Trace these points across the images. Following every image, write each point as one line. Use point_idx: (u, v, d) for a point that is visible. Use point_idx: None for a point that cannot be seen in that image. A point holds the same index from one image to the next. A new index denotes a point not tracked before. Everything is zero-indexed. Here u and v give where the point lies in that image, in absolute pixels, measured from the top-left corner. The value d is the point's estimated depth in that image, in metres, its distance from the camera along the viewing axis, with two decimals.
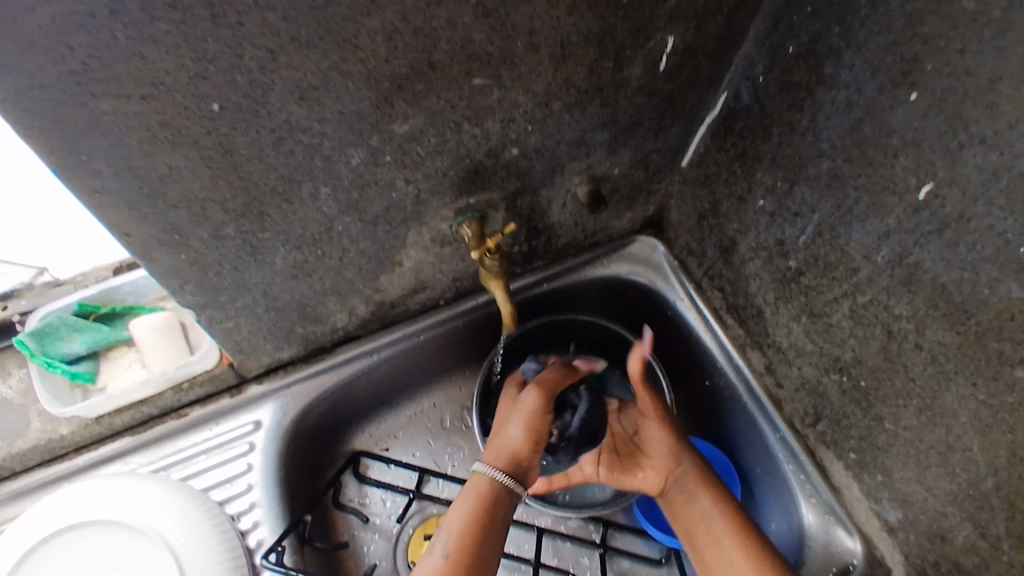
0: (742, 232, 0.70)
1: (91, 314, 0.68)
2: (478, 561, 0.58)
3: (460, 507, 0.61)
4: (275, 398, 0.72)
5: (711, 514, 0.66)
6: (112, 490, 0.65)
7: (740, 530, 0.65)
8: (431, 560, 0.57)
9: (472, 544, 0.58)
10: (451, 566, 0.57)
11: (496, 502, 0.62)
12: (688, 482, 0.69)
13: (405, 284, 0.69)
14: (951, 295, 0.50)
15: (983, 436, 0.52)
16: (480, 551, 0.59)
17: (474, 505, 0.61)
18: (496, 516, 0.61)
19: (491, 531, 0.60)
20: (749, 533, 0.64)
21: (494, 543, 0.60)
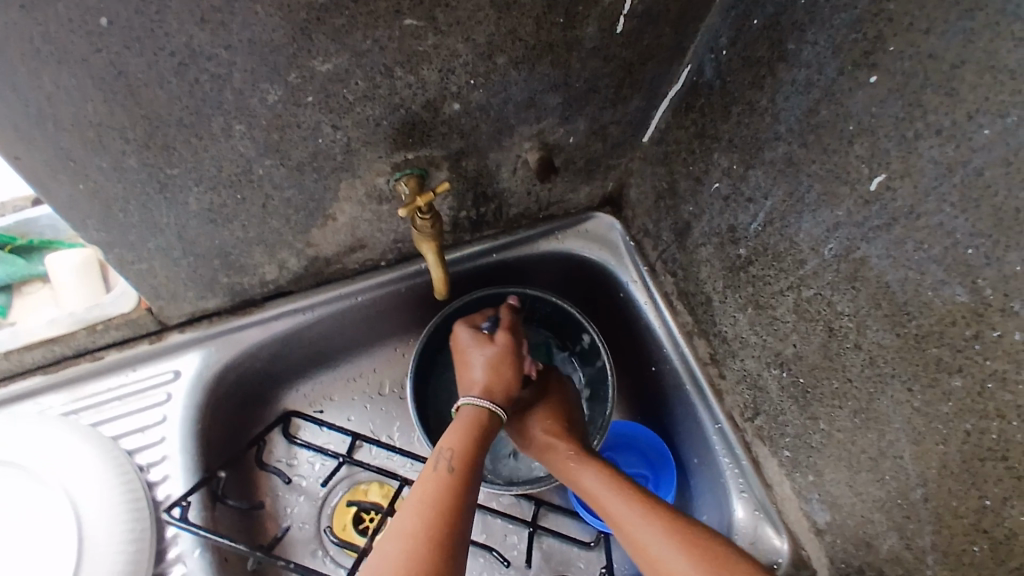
0: (697, 216, 0.66)
1: (6, 246, 0.65)
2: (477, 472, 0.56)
3: (456, 431, 0.60)
4: (199, 348, 0.69)
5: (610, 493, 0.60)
6: (28, 434, 0.61)
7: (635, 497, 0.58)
8: (427, 476, 0.55)
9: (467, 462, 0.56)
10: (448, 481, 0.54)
11: (488, 428, 0.62)
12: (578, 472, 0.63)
13: (340, 241, 0.66)
14: (894, 295, 0.48)
15: (915, 444, 0.50)
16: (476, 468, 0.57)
17: (467, 429, 0.60)
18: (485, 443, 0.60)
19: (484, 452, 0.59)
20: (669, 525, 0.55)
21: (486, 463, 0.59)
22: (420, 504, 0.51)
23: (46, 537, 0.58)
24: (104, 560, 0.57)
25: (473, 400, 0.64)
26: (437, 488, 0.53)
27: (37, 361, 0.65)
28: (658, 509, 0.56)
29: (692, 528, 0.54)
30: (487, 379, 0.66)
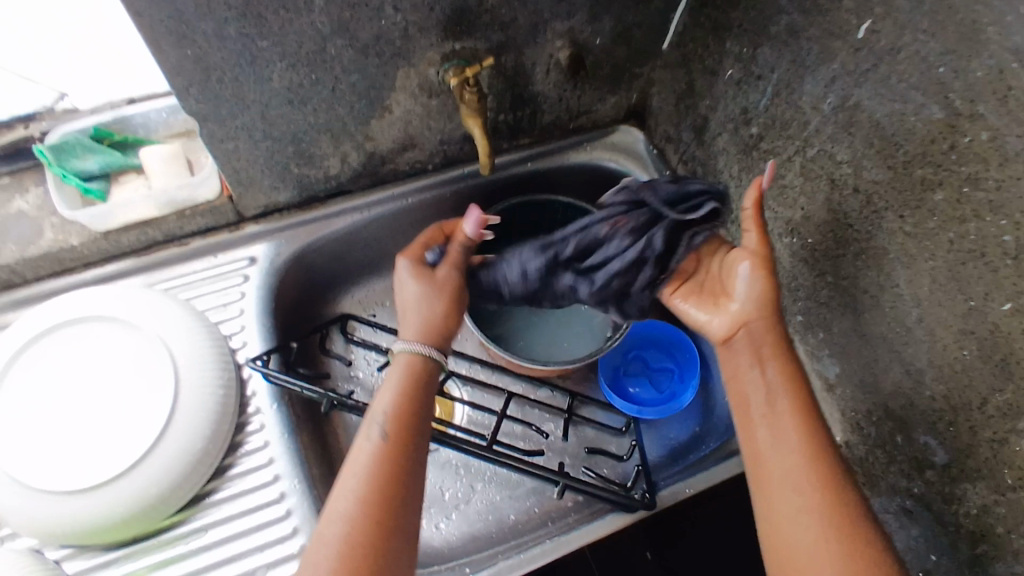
0: (713, 107, 0.74)
1: (105, 140, 0.73)
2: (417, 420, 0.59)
3: (387, 392, 0.60)
4: (269, 239, 0.78)
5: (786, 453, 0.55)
6: (121, 297, 0.69)
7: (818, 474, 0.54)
8: (361, 446, 0.57)
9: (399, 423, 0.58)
10: (382, 447, 0.56)
11: (421, 382, 0.62)
12: (771, 412, 0.57)
13: (395, 136, 0.75)
14: (884, 131, 0.55)
15: (908, 269, 0.57)
16: (411, 424, 0.58)
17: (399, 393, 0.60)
18: (426, 386, 0.62)
19: (417, 414, 0.59)
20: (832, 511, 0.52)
21: (427, 414, 0.60)
22: (348, 491, 0.54)
23: (141, 390, 0.66)
24: (194, 410, 0.65)
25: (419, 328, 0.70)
26: (372, 467, 0.55)
27: (133, 244, 0.74)
28: (830, 501, 0.53)
29: (849, 522, 0.52)
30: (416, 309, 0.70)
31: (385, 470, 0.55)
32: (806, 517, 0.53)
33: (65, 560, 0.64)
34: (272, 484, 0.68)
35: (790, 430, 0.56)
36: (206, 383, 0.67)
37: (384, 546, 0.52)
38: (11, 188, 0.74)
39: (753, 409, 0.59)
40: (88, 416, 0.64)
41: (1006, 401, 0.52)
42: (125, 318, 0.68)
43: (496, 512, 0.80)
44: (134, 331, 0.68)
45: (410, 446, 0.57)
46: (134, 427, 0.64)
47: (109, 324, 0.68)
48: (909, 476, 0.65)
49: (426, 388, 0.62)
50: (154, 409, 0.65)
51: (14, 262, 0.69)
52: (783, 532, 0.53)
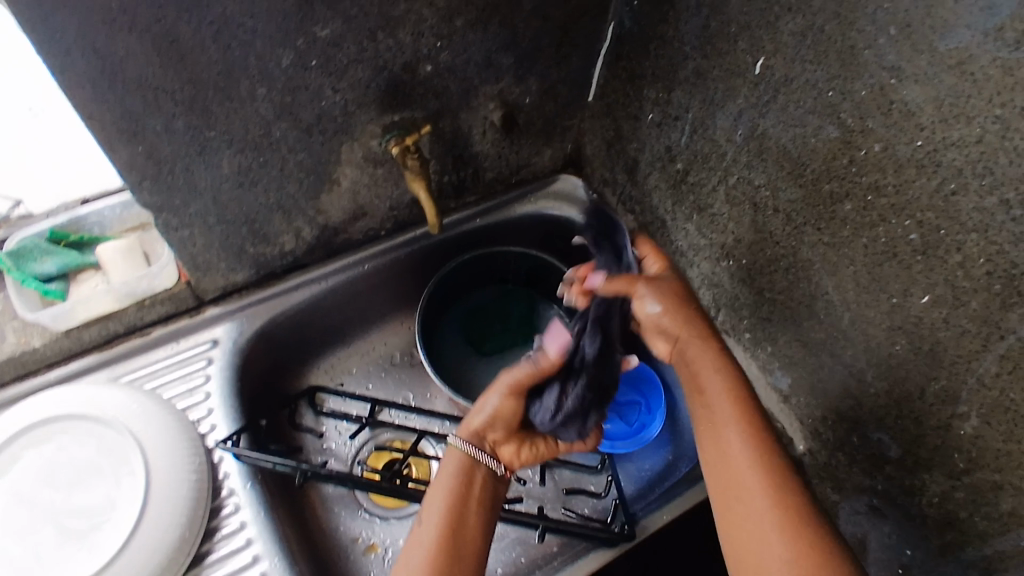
0: (640, 149, 0.79)
1: (61, 241, 0.75)
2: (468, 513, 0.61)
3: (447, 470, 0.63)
4: (230, 320, 0.79)
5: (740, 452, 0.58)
6: (90, 394, 0.70)
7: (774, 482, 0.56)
8: (418, 536, 0.59)
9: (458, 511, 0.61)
10: (439, 536, 0.58)
11: (477, 468, 0.63)
12: (719, 421, 0.60)
13: (344, 207, 0.78)
14: (791, 154, 0.60)
15: (833, 276, 0.61)
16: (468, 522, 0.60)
17: (446, 497, 0.61)
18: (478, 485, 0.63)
19: (472, 508, 0.61)
20: (785, 508, 0.55)
21: (479, 510, 0.61)
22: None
23: (118, 485, 0.66)
24: (171, 499, 0.65)
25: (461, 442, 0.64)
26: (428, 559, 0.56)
27: (94, 340, 0.75)
28: (786, 502, 0.55)
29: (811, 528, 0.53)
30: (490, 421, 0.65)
31: (442, 557, 0.56)
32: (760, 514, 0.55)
33: None
34: (252, 565, 0.67)
35: (744, 442, 0.58)
36: (181, 470, 0.67)
37: None
38: None
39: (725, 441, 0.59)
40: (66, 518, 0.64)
41: (942, 388, 0.56)
42: (96, 414, 0.68)
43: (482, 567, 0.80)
44: (106, 426, 0.68)
45: (467, 539, 0.59)
46: (112, 523, 0.64)
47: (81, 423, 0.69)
48: (871, 474, 0.67)
49: (483, 482, 0.63)
50: (134, 504, 0.65)
51: None
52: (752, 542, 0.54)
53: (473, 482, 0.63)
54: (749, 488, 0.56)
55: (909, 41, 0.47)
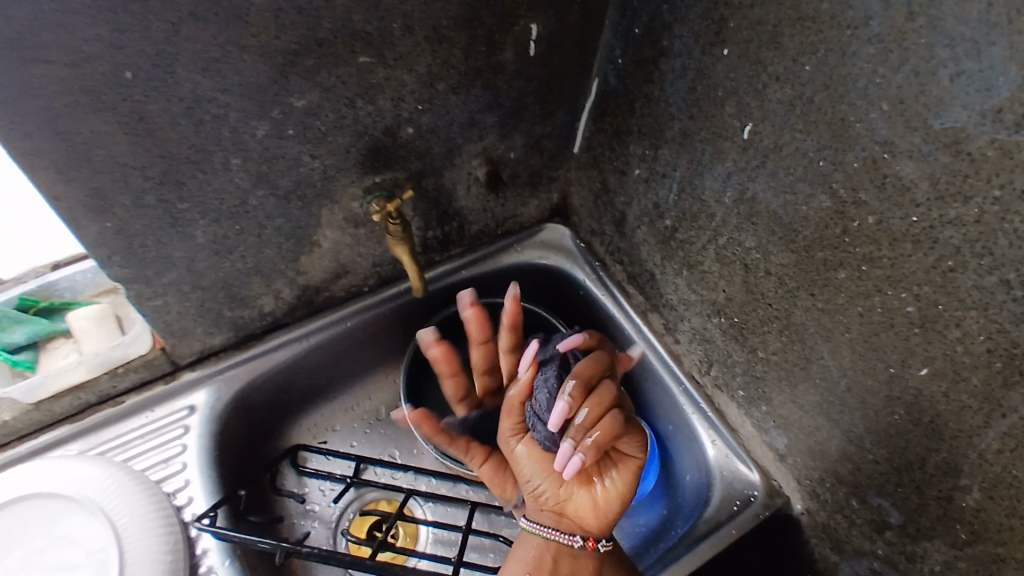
0: (628, 203, 0.78)
1: (32, 308, 0.72)
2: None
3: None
4: (208, 384, 0.76)
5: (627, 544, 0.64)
6: (62, 470, 0.67)
7: None
8: None
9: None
10: None
11: None
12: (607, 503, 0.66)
13: (326, 267, 0.76)
14: (782, 219, 0.59)
15: (828, 341, 0.60)
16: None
17: None
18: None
19: None
20: None
21: None
22: None
23: (90, 570, 0.62)
24: None
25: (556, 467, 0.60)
26: None
27: (65, 410, 0.72)
28: None
29: None
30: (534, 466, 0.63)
31: None
32: None
33: None
34: None
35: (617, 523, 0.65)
36: (154, 554, 0.63)
37: None
38: None
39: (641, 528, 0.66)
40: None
41: (943, 460, 0.54)
42: (68, 492, 0.65)
43: None
44: (79, 505, 0.65)
45: None
46: None
47: (52, 502, 0.65)
48: (872, 538, 0.66)
49: None
50: None
51: None
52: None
53: None
54: None
55: (902, 117, 0.46)
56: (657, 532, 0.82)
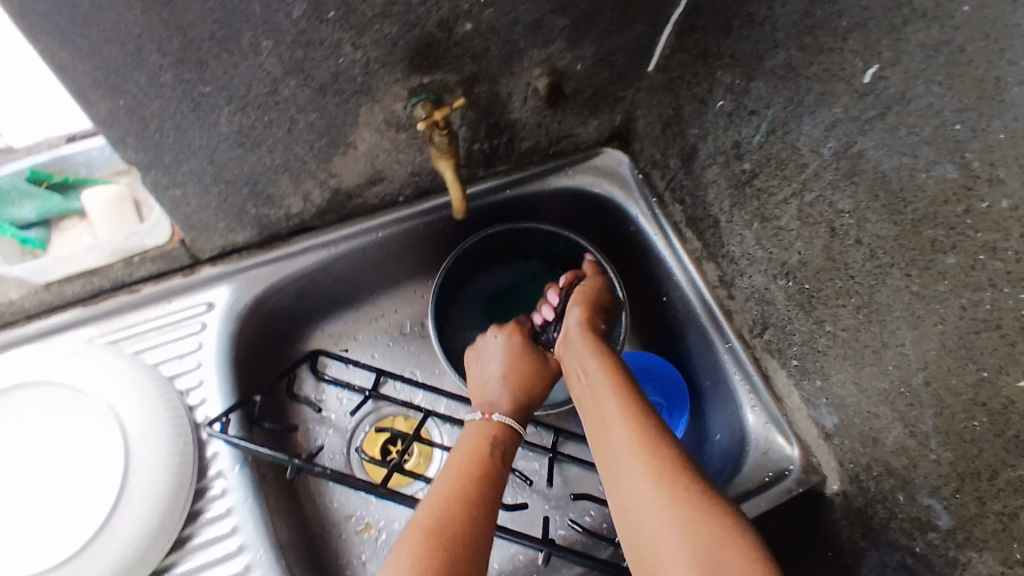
0: (702, 137, 0.69)
1: (43, 182, 0.67)
2: (504, 471, 0.60)
3: (474, 442, 0.62)
4: (228, 281, 0.72)
5: (614, 418, 0.58)
6: (74, 362, 0.63)
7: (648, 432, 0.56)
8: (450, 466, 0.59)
9: (487, 473, 0.58)
10: (467, 483, 0.57)
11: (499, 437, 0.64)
12: (604, 386, 0.62)
13: (360, 172, 0.69)
14: (890, 184, 0.50)
15: (915, 329, 0.53)
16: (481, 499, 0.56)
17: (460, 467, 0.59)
18: (508, 452, 0.63)
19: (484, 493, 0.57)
20: (635, 410, 0.58)
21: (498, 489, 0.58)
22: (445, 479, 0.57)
23: (94, 473, 0.60)
24: (148, 499, 0.59)
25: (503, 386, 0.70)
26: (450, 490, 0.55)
27: (77, 294, 0.68)
28: (628, 394, 0.60)
29: (660, 438, 0.55)
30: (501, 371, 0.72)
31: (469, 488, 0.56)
32: (637, 468, 0.53)
33: None
34: (236, 555, 0.63)
35: (613, 404, 0.60)
36: (161, 466, 0.61)
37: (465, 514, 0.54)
38: None
39: (597, 406, 0.61)
40: (46, 497, 0.59)
41: (1019, 478, 0.48)
42: (79, 387, 0.62)
43: None
44: (88, 402, 0.62)
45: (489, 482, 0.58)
46: (82, 516, 0.59)
47: (62, 394, 0.63)
48: (911, 534, 0.61)
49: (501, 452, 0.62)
50: (107, 497, 0.59)
51: None
52: (648, 535, 0.50)
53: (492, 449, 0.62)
54: (637, 469, 0.53)
55: None
56: None
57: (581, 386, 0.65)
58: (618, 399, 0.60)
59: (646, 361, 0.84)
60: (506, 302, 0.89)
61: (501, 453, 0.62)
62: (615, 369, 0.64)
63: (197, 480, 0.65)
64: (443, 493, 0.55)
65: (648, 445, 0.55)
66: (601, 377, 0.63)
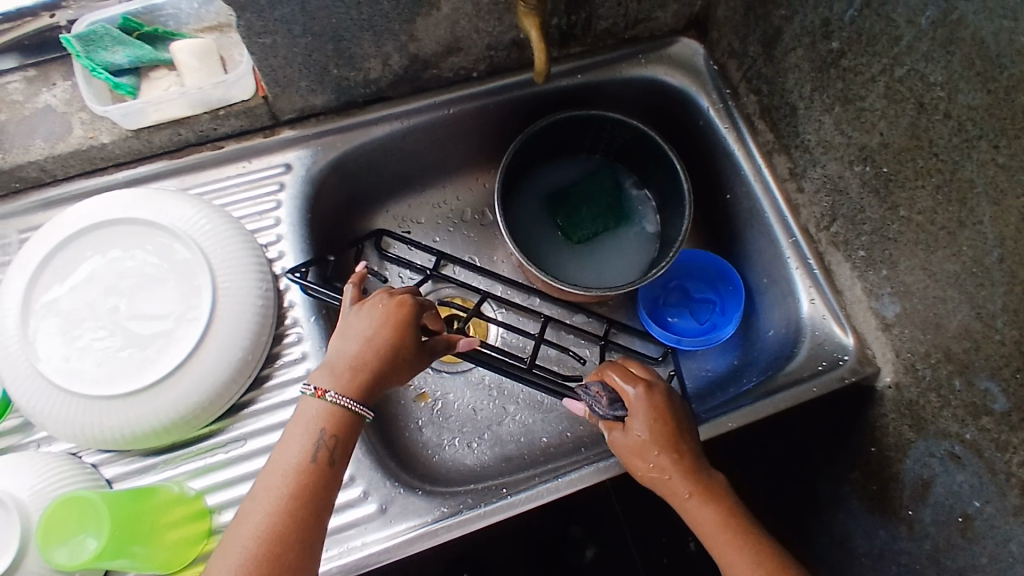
0: (788, 19, 0.67)
1: (134, 32, 0.69)
2: (333, 477, 0.53)
3: (295, 444, 0.52)
4: (305, 145, 0.74)
5: (704, 502, 0.58)
6: (160, 203, 0.66)
7: (733, 520, 0.57)
8: (306, 424, 0.53)
9: (302, 484, 0.51)
10: (326, 430, 0.53)
11: (378, 351, 0.57)
12: (676, 466, 0.60)
13: (440, 38, 0.69)
14: (988, 50, 0.49)
15: (995, 206, 0.52)
16: (323, 471, 0.52)
17: (351, 365, 0.56)
18: (382, 363, 0.57)
19: (333, 452, 0.53)
20: (716, 495, 0.59)
21: (343, 448, 0.54)
22: (301, 427, 0.53)
23: (178, 305, 0.64)
24: (231, 333, 0.63)
25: (365, 321, 0.59)
26: (294, 454, 0.52)
27: (164, 146, 0.71)
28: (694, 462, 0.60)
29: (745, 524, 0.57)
30: (409, 368, 0.60)
31: (329, 445, 0.53)
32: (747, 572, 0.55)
33: (104, 464, 0.65)
34: None
35: (712, 506, 0.58)
36: (244, 305, 0.64)
37: (318, 479, 0.52)
38: (38, 81, 0.69)
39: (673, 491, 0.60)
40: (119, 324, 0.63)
41: None
42: (164, 226, 0.65)
43: (529, 435, 0.81)
44: (173, 240, 0.65)
45: (337, 449, 0.53)
46: (169, 343, 0.63)
47: (147, 232, 0.66)
48: (963, 421, 0.61)
49: (360, 381, 0.55)
50: (191, 329, 0.63)
51: (44, 160, 0.66)
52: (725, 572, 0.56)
53: (366, 364, 0.56)
54: (732, 548, 0.56)
55: None
56: (726, 378, 0.81)
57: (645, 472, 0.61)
58: (687, 470, 0.60)
59: (702, 259, 0.84)
60: (567, 197, 0.87)
61: (329, 454, 0.53)
62: (679, 434, 0.61)
63: (277, 327, 0.69)
64: (292, 455, 0.52)
65: (728, 526, 0.57)
66: (658, 445, 0.60)
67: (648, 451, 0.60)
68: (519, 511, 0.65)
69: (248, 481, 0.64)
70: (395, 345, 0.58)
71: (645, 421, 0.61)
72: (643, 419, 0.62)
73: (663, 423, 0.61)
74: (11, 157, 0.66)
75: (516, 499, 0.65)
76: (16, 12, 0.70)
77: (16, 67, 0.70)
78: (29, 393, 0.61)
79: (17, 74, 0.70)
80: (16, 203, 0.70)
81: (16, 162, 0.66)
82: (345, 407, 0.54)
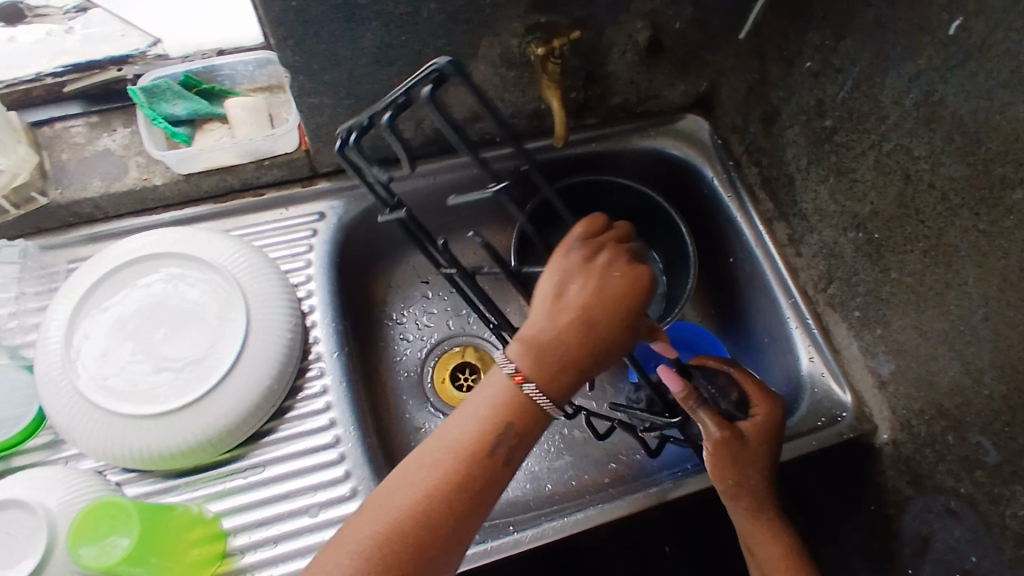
0: (786, 98, 0.74)
1: (194, 88, 0.76)
2: (502, 474, 0.52)
3: (467, 423, 0.52)
4: (338, 196, 0.80)
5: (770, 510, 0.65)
6: (205, 241, 0.72)
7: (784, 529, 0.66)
8: (485, 406, 0.53)
9: (465, 469, 0.50)
10: (503, 415, 0.52)
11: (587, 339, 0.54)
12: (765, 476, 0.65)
13: (468, 105, 0.76)
14: (966, 127, 0.55)
15: (979, 267, 0.57)
16: (490, 467, 0.51)
17: (558, 347, 0.53)
18: (588, 353, 0.54)
19: (505, 449, 0.52)
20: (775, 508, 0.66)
21: (518, 449, 0.53)
22: (484, 411, 0.52)
23: (215, 334, 0.68)
24: (260, 364, 0.67)
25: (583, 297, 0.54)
26: (466, 435, 0.52)
27: (210, 190, 0.77)
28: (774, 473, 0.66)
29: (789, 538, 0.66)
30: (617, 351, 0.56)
31: (502, 438, 0.52)
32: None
33: (126, 484, 0.67)
34: (327, 429, 0.70)
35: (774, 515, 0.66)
36: (273, 338, 0.68)
37: (482, 474, 0.51)
38: (100, 127, 0.76)
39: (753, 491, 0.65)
40: (157, 349, 0.67)
41: None
42: (207, 261, 0.70)
43: (535, 481, 0.82)
44: (214, 274, 0.70)
45: (512, 445, 0.52)
46: (203, 369, 0.66)
47: (191, 266, 0.71)
48: (957, 475, 0.64)
49: (559, 369, 0.53)
50: (224, 357, 0.67)
51: (99, 197, 0.72)
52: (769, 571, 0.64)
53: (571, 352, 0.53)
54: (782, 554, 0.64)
55: None
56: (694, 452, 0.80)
57: (734, 467, 0.65)
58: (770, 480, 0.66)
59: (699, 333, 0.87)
60: None
61: (507, 451, 0.52)
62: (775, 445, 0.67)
63: (302, 361, 0.72)
64: (462, 435, 0.52)
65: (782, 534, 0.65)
66: (758, 450, 0.65)
67: (750, 456, 0.65)
68: (526, 548, 0.66)
69: (265, 507, 0.66)
70: (609, 331, 0.54)
71: (756, 427, 0.66)
72: (755, 425, 0.66)
73: (768, 433, 0.66)
74: (70, 193, 0.72)
75: (521, 536, 0.67)
76: (86, 65, 0.77)
77: (80, 113, 0.77)
78: (66, 411, 0.64)
79: (80, 119, 0.77)
80: (66, 236, 0.75)
81: (75, 197, 0.72)
82: (539, 403, 0.52)
